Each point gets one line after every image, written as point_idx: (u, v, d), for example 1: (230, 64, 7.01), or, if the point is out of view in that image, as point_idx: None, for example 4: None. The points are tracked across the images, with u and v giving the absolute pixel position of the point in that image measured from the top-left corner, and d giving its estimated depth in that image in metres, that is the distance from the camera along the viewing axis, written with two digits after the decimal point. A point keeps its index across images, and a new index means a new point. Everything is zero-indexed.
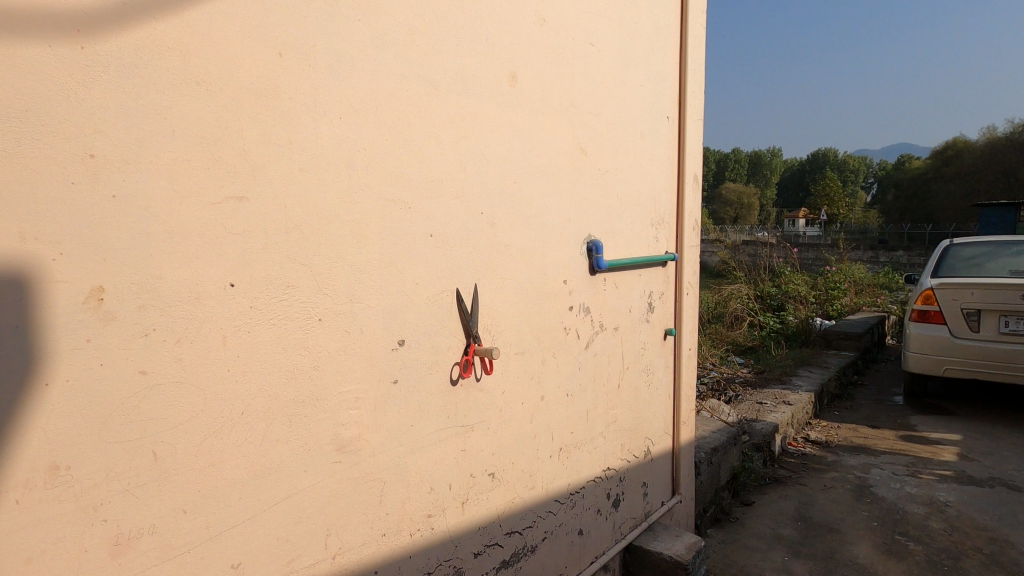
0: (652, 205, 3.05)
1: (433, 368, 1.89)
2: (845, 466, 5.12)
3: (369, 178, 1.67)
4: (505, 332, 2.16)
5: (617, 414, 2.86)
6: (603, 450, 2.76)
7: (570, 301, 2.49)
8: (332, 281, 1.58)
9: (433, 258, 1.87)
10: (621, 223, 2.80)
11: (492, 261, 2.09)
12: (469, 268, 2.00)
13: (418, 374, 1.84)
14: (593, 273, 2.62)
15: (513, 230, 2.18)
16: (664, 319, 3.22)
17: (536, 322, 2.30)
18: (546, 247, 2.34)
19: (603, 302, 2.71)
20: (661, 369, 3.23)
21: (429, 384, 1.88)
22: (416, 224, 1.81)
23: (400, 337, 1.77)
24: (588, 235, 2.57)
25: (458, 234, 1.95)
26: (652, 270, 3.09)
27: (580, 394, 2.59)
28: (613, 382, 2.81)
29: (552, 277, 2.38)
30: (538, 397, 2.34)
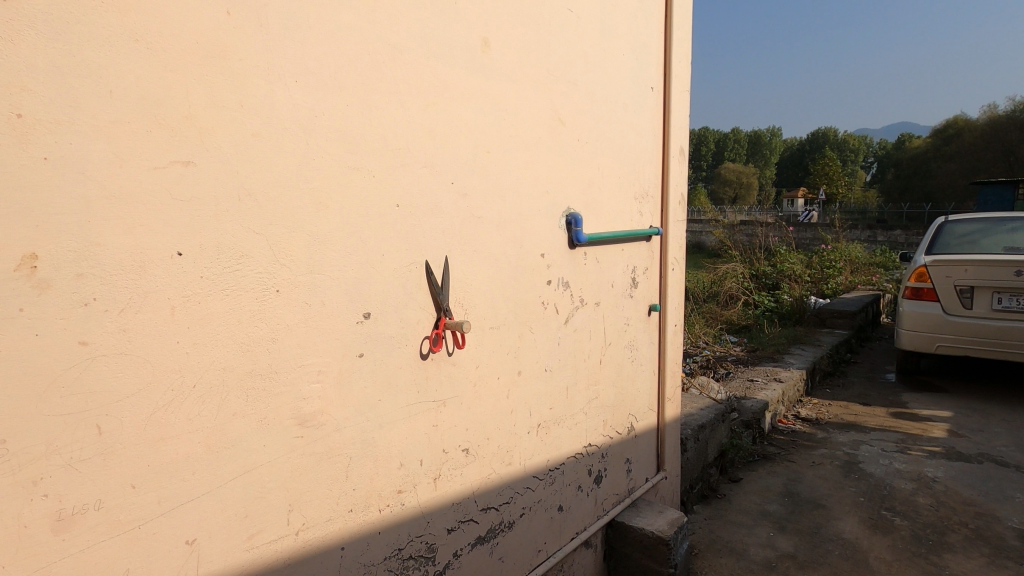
0: (635, 178, 2.99)
1: (402, 342, 1.84)
2: (834, 442, 5.11)
3: (331, 145, 1.61)
4: (479, 307, 2.12)
5: (599, 390, 2.83)
6: (584, 427, 2.74)
7: (549, 275, 2.44)
8: (290, 251, 1.53)
9: (401, 229, 1.82)
10: (603, 196, 2.75)
11: (465, 233, 2.04)
12: (441, 240, 1.95)
13: (386, 348, 1.80)
14: (573, 247, 2.57)
15: (487, 202, 2.13)
16: (648, 295, 3.18)
17: (512, 296, 2.26)
18: (522, 220, 2.29)
19: (584, 277, 2.66)
20: (646, 346, 3.19)
21: (398, 358, 1.84)
22: (383, 194, 1.76)
23: (365, 310, 1.73)
24: (567, 208, 2.52)
25: (428, 205, 1.90)
26: (636, 245, 3.04)
27: (560, 369, 2.55)
28: (594, 359, 2.78)
29: (529, 251, 2.33)
30: (515, 372, 2.30)
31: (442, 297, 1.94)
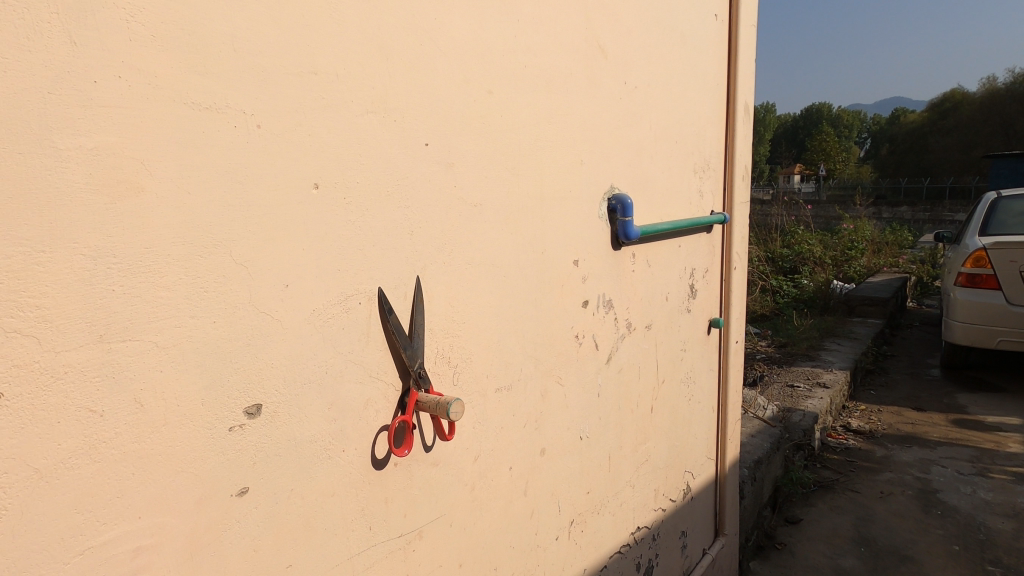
0: (694, 144, 2.11)
1: (336, 447, 0.98)
2: (899, 463, 4.29)
3: (144, 53, 0.72)
4: (477, 358, 1.25)
5: (649, 448, 1.98)
6: (632, 506, 1.89)
7: (585, 293, 1.57)
8: (38, 299, 0.65)
9: (324, 231, 0.93)
10: (656, 170, 1.87)
11: (451, 235, 1.16)
12: (410, 247, 1.07)
13: (304, 464, 0.93)
14: (618, 246, 1.69)
15: (491, 179, 1.25)
16: (707, 307, 2.32)
17: (530, 332, 1.39)
18: (546, 207, 1.41)
19: (632, 291, 1.79)
20: (705, 375, 2.34)
21: (329, 478, 0.97)
22: (284, 167, 0.87)
23: (253, 401, 0.86)
24: (610, 189, 1.64)
25: (381, 187, 1.02)
26: (695, 238, 2.17)
27: (599, 432, 1.70)
28: (644, 407, 1.92)
29: (557, 258, 1.45)
30: (535, 453, 1.45)
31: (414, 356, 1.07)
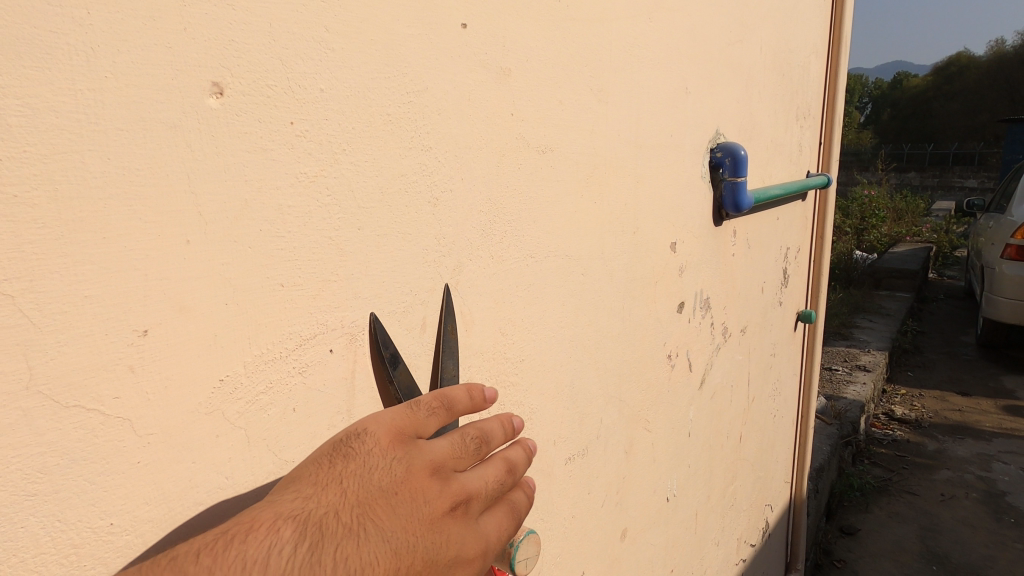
0: (800, 80, 1.55)
1: None
2: (956, 459, 3.55)
3: None
4: (542, 417, 0.73)
5: (735, 489, 1.48)
6: (714, 570, 1.40)
7: (681, 291, 1.05)
8: None
9: (242, 199, 0.40)
10: (762, 110, 1.32)
11: (504, 207, 0.63)
12: (432, 229, 0.55)
13: None
14: (719, 222, 1.16)
15: (571, 106, 0.71)
16: (796, 296, 1.79)
17: (613, 362, 0.87)
18: (642, 159, 0.87)
19: (729, 284, 1.27)
20: (789, 383, 1.83)
21: None
22: (122, 32, 0.34)
23: None
24: (716, 135, 1.10)
25: (374, 105, 0.48)
26: (792, 209, 1.63)
27: (687, 482, 1.19)
28: (734, 438, 1.42)
29: (651, 240, 0.93)
30: (614, 540, 0.94)
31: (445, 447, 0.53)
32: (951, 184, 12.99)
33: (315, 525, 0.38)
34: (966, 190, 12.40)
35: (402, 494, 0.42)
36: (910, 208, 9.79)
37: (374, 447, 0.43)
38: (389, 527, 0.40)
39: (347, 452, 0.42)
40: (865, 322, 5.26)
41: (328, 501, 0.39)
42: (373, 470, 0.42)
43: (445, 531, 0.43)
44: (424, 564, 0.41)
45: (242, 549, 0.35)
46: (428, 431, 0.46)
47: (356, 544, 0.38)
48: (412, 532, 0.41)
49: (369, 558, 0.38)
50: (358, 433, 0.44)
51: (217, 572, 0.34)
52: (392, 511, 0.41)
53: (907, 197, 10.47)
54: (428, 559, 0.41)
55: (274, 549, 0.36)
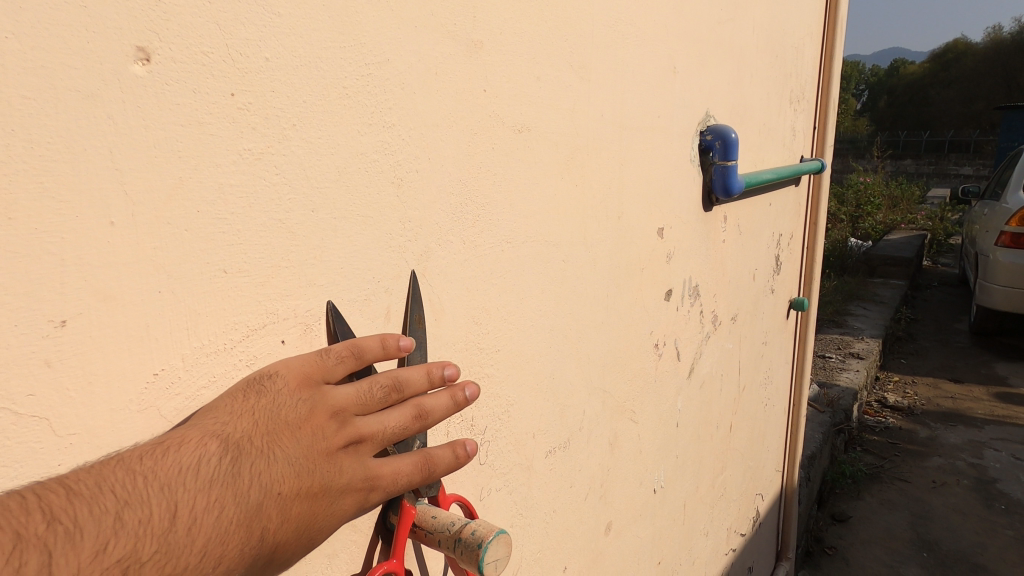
0: (794, 62, 1.51)
1: None
2: (948, 446, 3.55)
3: None
4: (520, 409, 0.70)
5: (725, 479, 1.46)
6: (703, 560, 1.38)
7: (669, 279, 1.02)
8: None
9: (176, 176, 0.37)
10: (754, 92, 1.28)
11: (476, 189, 0.60)
12: (396, 212, 0.51)
13: None
14: (709, 207, 1.13)
15: (549, 83, 0.67)
16: (789, 283, 1.76)
17: (596, 352, 0.84)
18: (627, 140, 0.84)
19: (719, 271, 1.24)
20: (781, 371, 1.81)
21: None
22: None
23: None
24: (706, 117, 1.07)
25: (327, 77, 0.44)
26: (785, 194, 1.60)
27: (676, 473, 1.17)
28: (724, 427, 1.39)
29: (637, 225, 0.90)
30: (599, 534, 0.92)
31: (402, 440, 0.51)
32: (947, 171, 12.94)
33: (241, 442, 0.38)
34: (962, 177, 12.35)
35: (309, 425, 0.42)
36: (904, 195, 9.76)
37: (285, 385, 0.42)
38: (295, 452, 0.40)
39: (257, 385, 0.41)
40: (858, 309, 5.25)
41: (244, 424, 0.39)
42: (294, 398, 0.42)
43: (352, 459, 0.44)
44: (325, 490, 0.42)
45: (176, 456, 0.35)
46: (339, 375, 0.44)
47: (266, 464, 0.39)
48: (319, 459, 0.41)
49: (279, 477, 0.39)
50: (267, 372, 0.42)
51: (154, 474, 0.34)
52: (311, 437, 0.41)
53: (903, 184, 10.43)
54: (331, 485, 0.42)
55: (203, 459, 0.36)
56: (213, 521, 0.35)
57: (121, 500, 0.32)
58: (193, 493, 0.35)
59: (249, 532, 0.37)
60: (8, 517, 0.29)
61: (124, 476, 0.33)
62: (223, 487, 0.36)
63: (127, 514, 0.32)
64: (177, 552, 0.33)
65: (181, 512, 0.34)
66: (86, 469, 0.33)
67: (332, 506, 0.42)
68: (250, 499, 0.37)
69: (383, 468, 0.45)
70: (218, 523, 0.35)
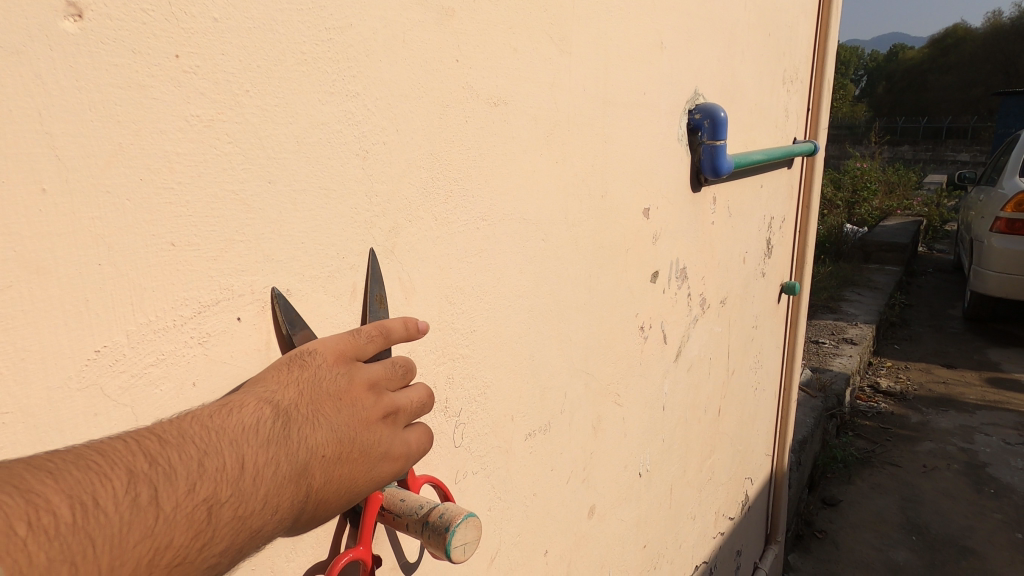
0: (787, 41, 1.49)
1: None
2: (939, 430, 3.56)
3: None
4: (497, 391, 0.69)
5: (713, 463, 1.45)
6: (689, 544, 1.38)
7: (655, 260, 1.00)
8: None
9: (115, 143, 0.35)
10: (746, 71, 1.26)
11: (449, 163, 0.58)
12: (361, 185, 0.49)
13: None
14: (698, 188, 1.11)
15: (527, 56, 0.65)
16: (780, 267, 1.75)
17: (578, 334, 0.82)
18: (611, 117, 0.82)
19: (708, 254, 1.22)
20: (772, 356, 1.80)
21: None
22: None
23: None
24: (694, 96, 1.04)
25: (283, 41, 0.42)
26: (777, 177, 1.58)
27: (662, 457, 1.16)
28: (712, 411, 1.39)
29: (621, 205, 0.88)
30: (581, 517, 0.91)
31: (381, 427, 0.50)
32: (943, 157, 12.89)
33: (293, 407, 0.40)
34: (959, 163, 12.31)
35: (350, 397, 0.43)
36: (900, 182, 9.72)
37: (330, 357, 0.44)
38: (339, 419, 0.42)
39: (300, 359, 0.43)
40: (853, 295, 5.24)
41: (294, 391, 0.41)
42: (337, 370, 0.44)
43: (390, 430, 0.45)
44: (365, 455, 0.43)
45: (238, 417, 0.38)
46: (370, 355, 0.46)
47: (314, 429, 0.40)
48: (362, 427, 0.43)
49: (323, 442, 0.41)
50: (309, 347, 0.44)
51: (221, 431, 0.37)
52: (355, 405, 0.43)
53: (899, 169, 10.39)
54: (373, 451, 0.44)
55: (261, 420, 0.38)
56: (272, 475, 0.37)
57: (199, 452, 0.35)
58: (257, 448, 0.37)
59: (299, 489, 0.39)
60: (117, 455, 0.32)
61: (199, 431, 0.36)
62: (281, 445, 0.38)
63: (206, 462, 0.35)
64: (245, 499, 0.36)
65: (250, 463, 0.36)
66: (169, 423, 0.36)
67: (371, 471, 0.44)
68: (302, 460, 0.39)
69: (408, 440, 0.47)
70: (277, 477, 0.37)
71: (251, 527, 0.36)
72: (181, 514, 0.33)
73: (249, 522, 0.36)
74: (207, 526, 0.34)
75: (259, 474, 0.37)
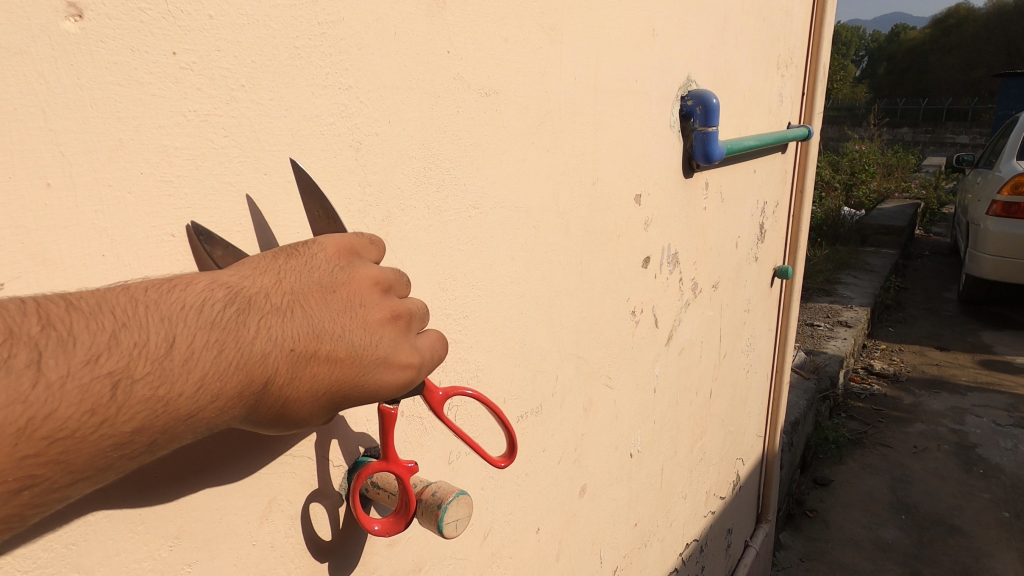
0: (782, 25, 1.49)
1: None
2: (930, 412, 3.61)
3: None
4: (489, 374, 0.71)
5: (704, 443, 1.48)
6: (680, 522, 1.41)
7: (646, 246, 1.02)
8: None
9: (115, 138, 0.36)
10: (739, 57, 1.26)
11: (440, 153, 0.59)
12: (354, 176, 0.51)
13: None
14: (690, 173, 1.12)
15: (518, 45, 0.66)
16: (773, 251, 1.77)
17: (569, 319, 0.84)
18: (602, 104, 0.83)
19: (701, 238, 1.24)
20: (764, 339, 1.82)
21: None
22: None
23: None
24: (687, 82, 1.05)
25: (277, 36, 0.43)
26: (770, 162, 1.59)
27: (652, 437, 1.18)
28: (704, 393, 1.41)
29: (612, 191, 0.89)
30: (572, 496, 0.94)
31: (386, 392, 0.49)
32: (943, 139, 12.83)
33: (251, 296, 0.37)
34: (958, 145, 12.26)
35: (330, 294, 0.40)
36: (899, 164, 9.69)
37: (314, 252, 0.41)
38: (310, 314, 0.38)
39: (293, 250, 0.41)
40: (849, 278, 5.26)
41: (257, 280, 0.38)
42: (316, 266, 0.41)
43: (379, 336, 0.41)
44: (340, 357, 0.39)
45: (180, 294, 0.35)
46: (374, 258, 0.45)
47: (280, 319, 0.37)
48: (342, 328, 0.39)
49: (284, 334, 0.37)
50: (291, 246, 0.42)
51: (155, 305, 0.33)
52: (332, 303, 0.40)
53: (898, 152, 10.35)
54: (361, 354, 0.40)
55: (206, 300, 0.35)
56: (210, 358, 0.34)
57: (119, 322, 0.32)
58: (195, 328, 0.34)
59: (248, 377, 0.35)
60: (15, 316, 0.29)
61: (126, 301, 0.33)
62: (228, 331, 0.35)
63: (125, 334, 0.32)
64: (168, 379, 0.32)
65: (191, 342, 0.33)
66: (96, 291, 0.33)
67: (360, 376, 0.41)
68: (255, 349, 0.35)
69: (404, 352, 0.43)
70: (217, 363, 0.34)
71: (178, 408, 0.33)
72: (84, 385, 0.30)
73: (173, 403, 0.32)
74: (114, 402, 0.30)
75: (217, 354, 0.34)
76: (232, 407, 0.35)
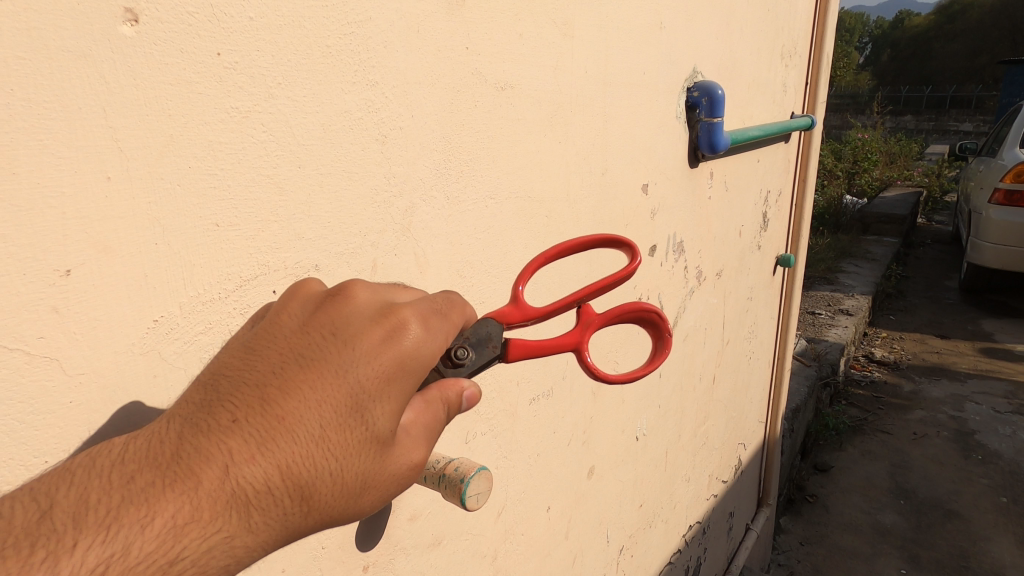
0: (786, 15, 1.50)
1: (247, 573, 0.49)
2: (930, 399, 3.64)
3: None
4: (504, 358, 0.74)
5: (707, 428, 1.51)
6: (684, 504, 1.45)
7: (653, 235, 1.04)
8: None
9: (166, 134, 0.39)
10: (743, 48, 1.28)
11: (459, 146, 0.61)
12: (380, 168, 0.53)
13: None
14: (696, 163, 1.15)
15: (532, 41, 0.68)
16: (776, 240, 1.79)
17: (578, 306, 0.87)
18: (611, 97, 0.85)
19: (705, 228, 1.26)
20: (766, 326, 1.85)
21: None
22: None
23: None
24: (693, 73, 1.07)
25: (311, 36, 0.46)
26: (773, 151, 1.61)
27: (657, 422, 1.21)
28: (707, 378, 1.44)
29: (620, 182, 0.91)
30: (581, 477, 0.97)
31: (492, 353, 0.53)
32: (947, 127, 12.77)
33: (205, 400, 0.34)
34: (962, 133, 12.21)
35: (290, 344, 0.36)
36: (902, 152, 9.66)
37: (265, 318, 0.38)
38: (278, 377, 0.35)
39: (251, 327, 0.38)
40: (850, 266, 5.27)
41: (208, 380, 0.35)
42: (271, 327, 0.37)
43: (370, 352, 0.36)
44: (336, 400, 0.35)
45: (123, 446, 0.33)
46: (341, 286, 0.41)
47: (246, 404, 0.34)
48: (321, 372, 0.35)
49: (255, 414, 0.34)
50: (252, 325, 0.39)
51: (96, 467, 0.31)
52: (298, 352, 0.36)
53: (901, 139, 10.31)
54: (362, 380, 0.36)
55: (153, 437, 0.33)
56: (177, 486, 0.31)
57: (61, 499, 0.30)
58: (148, 468, 0.31)
59: (238, 478, 0.32)
60: None
61: (63, 476, 0.31)
62: (184, 452, 0.32)
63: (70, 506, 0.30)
64: (141, 524, 0.30)
65: (147, 482, 0.31)
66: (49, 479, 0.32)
67: (378, 403, 0.36)
68: (228, 450, 0.32)
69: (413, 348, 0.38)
70: (187, 484, 0.31)
71: (172, 547, 0.30)
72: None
73: (159, 545, 0.30)
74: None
75: (210, 477, 0.32)
76: (244, 518, 0.33)
